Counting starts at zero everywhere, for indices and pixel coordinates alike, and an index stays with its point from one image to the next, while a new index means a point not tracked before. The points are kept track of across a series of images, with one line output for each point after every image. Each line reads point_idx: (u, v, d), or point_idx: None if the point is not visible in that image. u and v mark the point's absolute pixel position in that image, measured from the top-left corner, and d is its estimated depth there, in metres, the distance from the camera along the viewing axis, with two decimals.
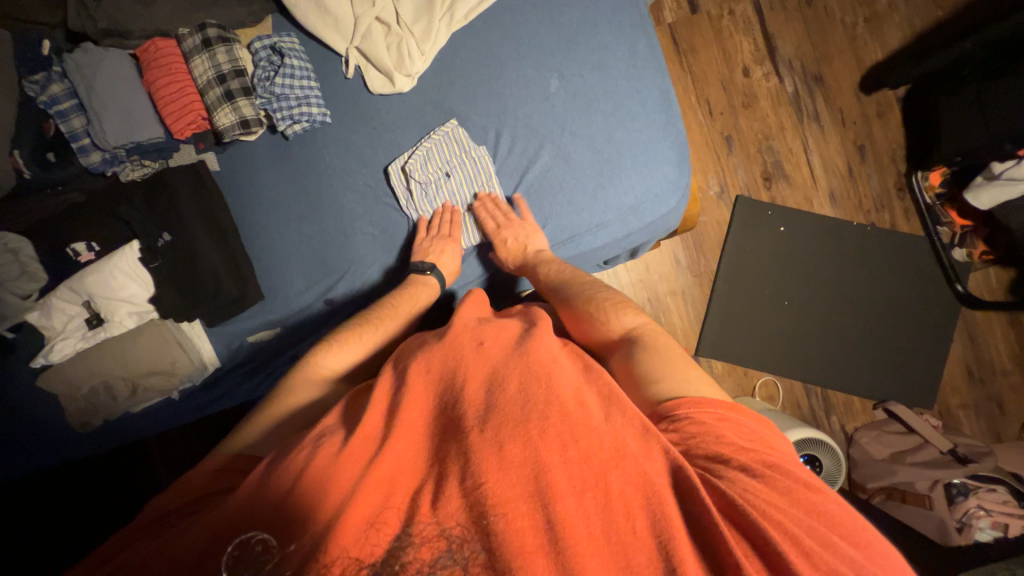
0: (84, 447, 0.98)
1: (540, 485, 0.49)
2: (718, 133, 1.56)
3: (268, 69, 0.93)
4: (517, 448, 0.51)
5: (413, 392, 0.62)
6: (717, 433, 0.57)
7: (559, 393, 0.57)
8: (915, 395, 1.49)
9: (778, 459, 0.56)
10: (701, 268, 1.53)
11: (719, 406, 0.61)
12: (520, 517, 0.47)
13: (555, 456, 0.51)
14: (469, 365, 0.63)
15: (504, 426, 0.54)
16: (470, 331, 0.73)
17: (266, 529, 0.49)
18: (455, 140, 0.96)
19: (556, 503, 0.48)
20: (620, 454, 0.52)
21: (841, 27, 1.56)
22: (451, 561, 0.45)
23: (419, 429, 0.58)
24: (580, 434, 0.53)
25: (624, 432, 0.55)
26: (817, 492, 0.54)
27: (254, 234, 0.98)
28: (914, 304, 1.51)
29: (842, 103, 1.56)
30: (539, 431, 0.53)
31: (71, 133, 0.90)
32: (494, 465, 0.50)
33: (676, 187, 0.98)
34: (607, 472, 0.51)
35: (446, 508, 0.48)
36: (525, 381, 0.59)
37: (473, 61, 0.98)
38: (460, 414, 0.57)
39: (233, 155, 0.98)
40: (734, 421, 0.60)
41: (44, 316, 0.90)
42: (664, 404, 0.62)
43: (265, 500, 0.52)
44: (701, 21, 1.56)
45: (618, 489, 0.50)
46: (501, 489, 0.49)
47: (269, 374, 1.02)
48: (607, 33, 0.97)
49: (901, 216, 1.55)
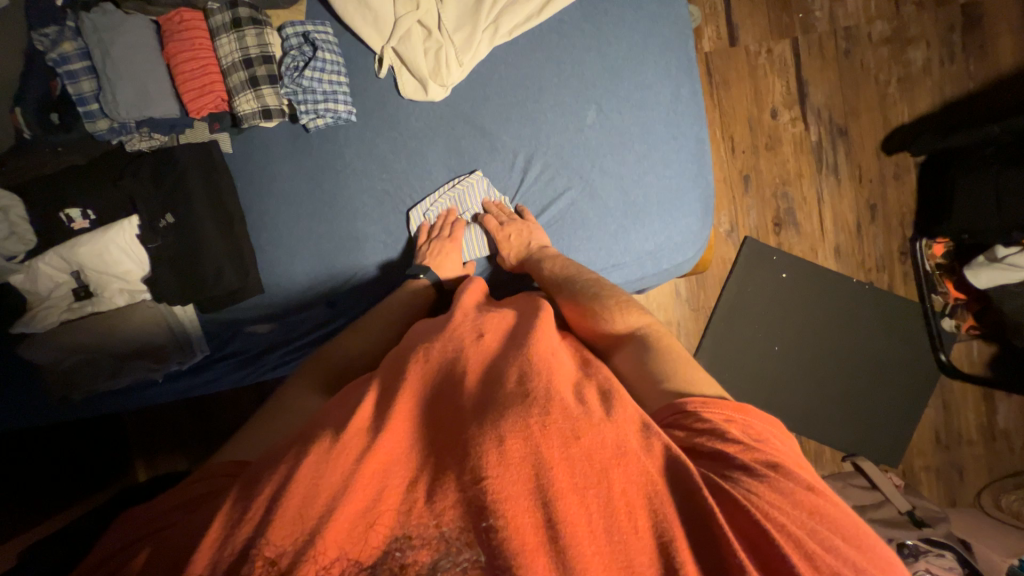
0: (56, 415, 0.94)
1: (541, 482, 0.47)
2: (737, 171, 1.55)
3: (297, 59, 0.90)
4: (517, 443, 0.49)
5: (407, 387, 0.59)
6: (722, 431, 0.56)
7: (558, 392, 0.56)
8: (886, 452, 1.52)
9: (780, 459, 0.54)
10: (700, 302, 1.53)
11: (724, 406, 0.59)
12: (521, 513, 0.45)
13: (557, 452, 0.49)
14: (468, 356, 0.64)
15: (504, 420, 0.52)
16: (470, 321, 0.72)
17: (249, 527, 0.46)
18: (480, 192, 0.96)
19: (558, 500, 0.46)
20: (621, 451, 0.50)
21: (874, 83, 1.55)
22: (452, 564, 0.44)
23: (408, 422, 0.55)
24: (581, 430, 0.51)
25: (626, 429, 0.53)
26: (820, 495, 0.52)
27: (263, 220, 0.95)
28: (899, 367, 1.54)
29: (863, 159, 1.56)
30: (540, 426, 0.51)
31: (79, 95, 0.85)
32: (495, 459, 0.48)
33: (696, 238, 1.00)
34: (608, 470, 0.49)
35: (444, 507, 0.47)
36: (525, 376, 0.58)
37: (511, 80, 0.96)
38: (459, 409, 0.56)
39: (249, 139, 0.95)
40: (740, 423, 0.57)
41: (29, 280, 0.85)
42: (676, 400, 0.60)
43: (247, 496, 0.48)
44: (738, 56, 1.54)
45: (619, 488, 0.48)
46: (503, 484, 0.47)
47: (260, 366, 0.98)
48: (651, 71, 0.97)
49: (900, 279, 1.56)
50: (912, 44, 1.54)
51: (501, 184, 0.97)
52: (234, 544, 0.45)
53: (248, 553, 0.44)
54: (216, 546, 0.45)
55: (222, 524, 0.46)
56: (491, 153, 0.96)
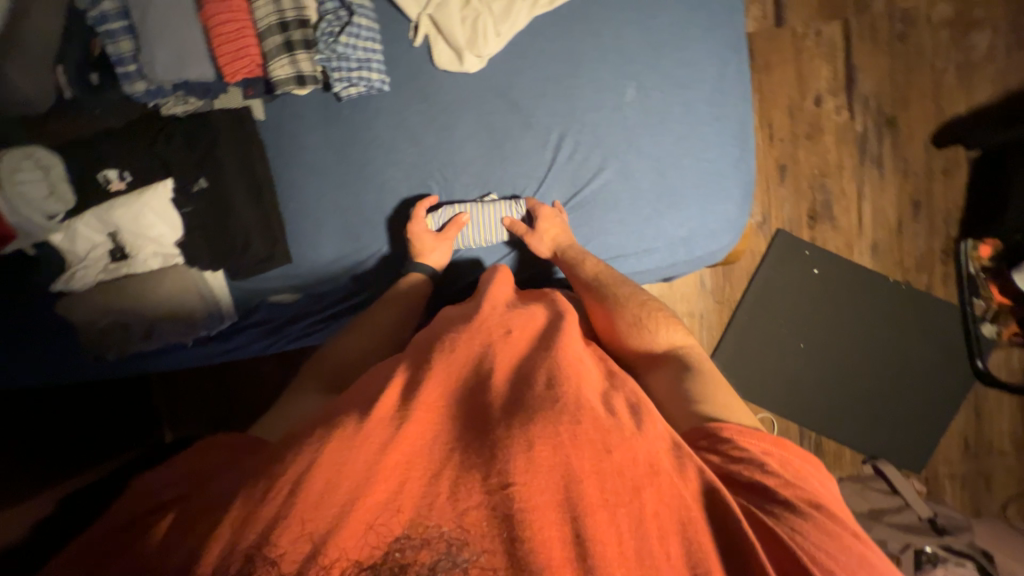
0: (94, 372, 0.98)
1: (571, 496, 0.47)
2: (773, 161, 1.49)
3: (334, 24, 0.88)
4: (547, 452, 0.49)
5: (434, 375, 0.58)
6: (761, 462, 0.54)
7: (588, 398, 0.55)
8: (910, 457, 1.47)
9: (824, 500, 0.52)
10: (725, 294, 1.49)
11: (762, 438, 0.57)
12: (548, 525, 0.46)
13: (587, 465, 0.49)
14: (496, 351, 0.62)
15: (533, 424, 0.51)
16: (497, 315, 0.70)
17: (272, 515, 0.45)
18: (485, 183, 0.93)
19: (587, 517, 0.46)
20: (653, 471, 0.50)
21: (929, 70, 1.46)
22: (453, 565, 0.44)
23: (434, 411, 0.54)
24: (613, 444, 0.51)
25: (658, 446, 0.52)
26: (866, 545, 0.50)
27: (291, 192, 0.95)
28: (931, 371, 1.48)
29: (910, 152, 1.48)
30: (571, 436, 0.51)
31: (117, 56, 0.85)
32: (523, 465, 0.48)
33: (732, 226, 0.96)
34: (641, 489, 0.49)
35: (468, 508, 0.47)
36: (553, 379, 0.57)
37: (549, 54, 0.92)
38: (488, 405, 0.55)
39: (281, 108, 0.94)
40: (777, 456, 0.55)
41: (68, 240, 0.88)
42: (708, 423, 0.59)
43: (278, 473, 0.48)
44: (783, 37, 1.46)
45: (652, 509, 0.48)
46: (529, 493, 0.47)
47: (284, 336, 1.00)
48: (697, 48, 0.92)
49: (940, 280, 1.49)
50: (975, 29, 1.44)
51: (533, 163, 0.94)
52: (251, 535, 0.44)
53: (248, 567, 0.43)
54: (230, 543, 0.44)
55: (243, 506, 0.46)
56: (524, 130, 0.93)
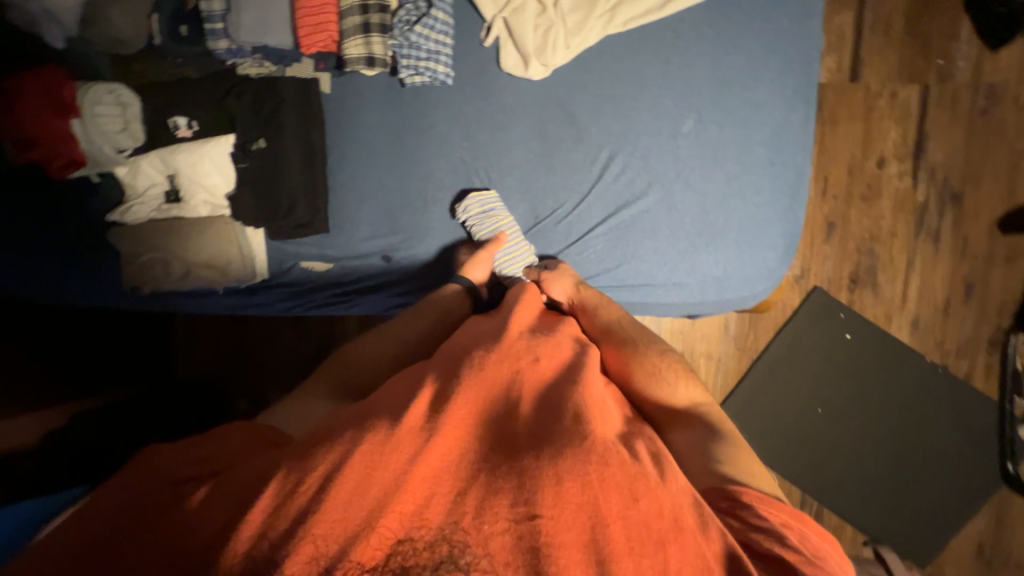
0: (127, 302, 1.03)
1: (597, 538, 0.50)
2: (823, 216, 1.44)
3: (411, 13, 0.91)
4: (576, 489, 0.52)
5: (461, 404, 0.59)
6: (781, 535, 0.54)
7: (615, 442, 0.57)
8: (913, 548, 1.39)
9: None
10: (748, 343, 1.45)
11: (782, 508, 0.57)
12: (572, 563, 0.48)
13: (614, 510, 0.51)
14: (523, 380, 0.64)
15: (562, 459, 0.54)
16: (525, 344, 0.70)
17: (302, 502, 0.50)
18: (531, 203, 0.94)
19: (613, 563, 0.48)
20: (678, 527, 0.51)
21: (1007, 150, 1.38)
22: (454, 567, 0.47)
23: (461, 434, 0.57)
24: (640, 493, 0.53)
25: (682, 501, 0.54)
26: None
27: (341, 166, 0.99)
28: (955, 463, 1.39)
29: (972, 231, 1.41)
30: (600, 478, 0.53)
31: (208, 12, 0.88)
32: (551, 498, 0.51)
33: (768, 275, 0.94)
34: (666, 543, 0.50)
35: (497, 531, 0.49)
36: (582, 417, 0.59)
37: (614, 73, 0.93)
38: (515, 432, 0.59)
39: (347, 84, 0.98)
40: (796, 530, 0.55)
41: (130, 174, 0.94)
42: (729, 484, 0.59)
43: (311, 466, 0.52)
44: (855, 93, 1.41)
45: (675, 565, 0.50)
46: (556, 528, 0.49)
47: (307, 301, 1.02)
48: (765, 90, 0.91)
49: (982, 370, 1.41)
50: None
51: (578, 176, 0.94)
52: (286, 516, 0.49)
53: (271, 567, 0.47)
54: (258, 535, 0.49)
55: (277, 493, 0.51)
56: (575, 143, 0.94)
